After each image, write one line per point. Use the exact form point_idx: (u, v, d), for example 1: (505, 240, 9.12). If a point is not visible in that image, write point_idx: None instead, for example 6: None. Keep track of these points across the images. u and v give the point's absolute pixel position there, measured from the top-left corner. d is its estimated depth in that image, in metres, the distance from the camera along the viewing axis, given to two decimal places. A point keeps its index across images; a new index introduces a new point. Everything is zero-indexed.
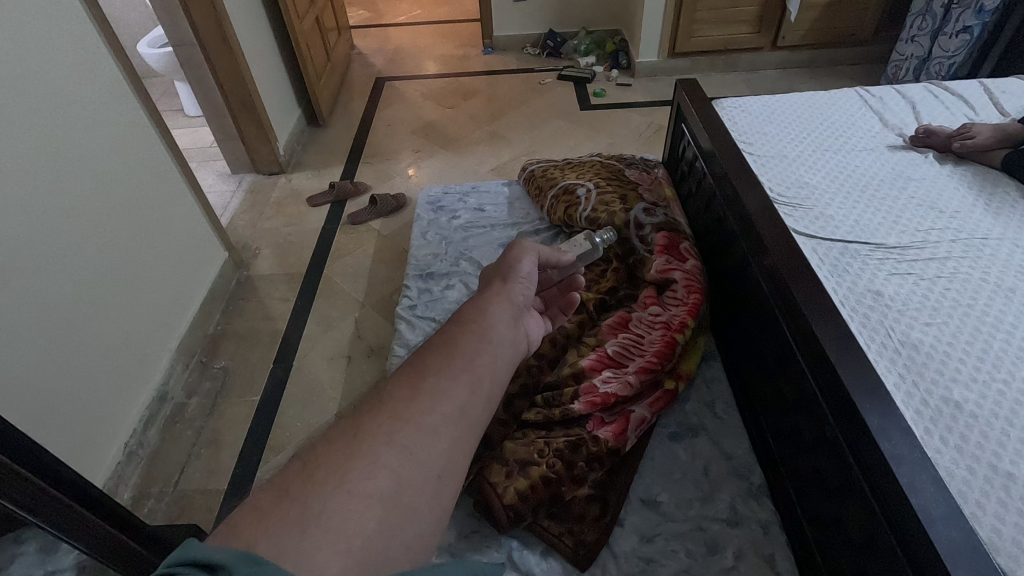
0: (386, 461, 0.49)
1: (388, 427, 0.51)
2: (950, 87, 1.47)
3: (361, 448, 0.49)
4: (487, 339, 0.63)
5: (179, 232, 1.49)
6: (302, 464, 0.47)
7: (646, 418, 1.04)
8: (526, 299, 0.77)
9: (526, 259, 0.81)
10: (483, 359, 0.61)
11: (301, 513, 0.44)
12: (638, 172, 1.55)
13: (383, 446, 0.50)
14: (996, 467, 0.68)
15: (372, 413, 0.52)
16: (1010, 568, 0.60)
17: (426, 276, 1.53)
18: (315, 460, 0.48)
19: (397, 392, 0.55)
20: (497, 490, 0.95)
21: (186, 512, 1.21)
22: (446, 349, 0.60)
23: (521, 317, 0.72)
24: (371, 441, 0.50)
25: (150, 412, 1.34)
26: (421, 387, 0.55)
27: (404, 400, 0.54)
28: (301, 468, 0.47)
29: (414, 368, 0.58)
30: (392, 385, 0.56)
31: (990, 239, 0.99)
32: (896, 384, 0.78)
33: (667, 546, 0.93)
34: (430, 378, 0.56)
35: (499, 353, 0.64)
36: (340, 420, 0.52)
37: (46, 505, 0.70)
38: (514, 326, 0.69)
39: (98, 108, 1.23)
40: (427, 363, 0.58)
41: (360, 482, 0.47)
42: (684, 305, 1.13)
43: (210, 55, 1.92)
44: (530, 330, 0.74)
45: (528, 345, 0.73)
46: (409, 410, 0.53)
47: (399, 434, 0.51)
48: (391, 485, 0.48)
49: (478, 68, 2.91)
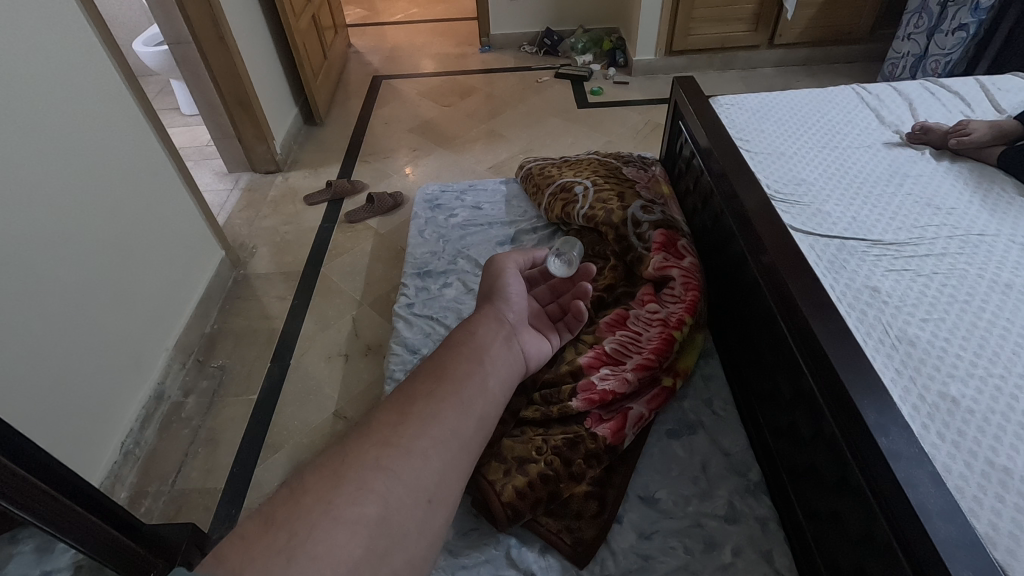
0: (374, 486, 0.50)
1: (377, 453, 0.53)
2: (947, 84, 1.48)
3: (349, 474, 0.50)
4: (480, 363, 0.66)
5: (176, 231, 1.49)
6: (291, 491, 0.49)
7: (645, 414, 1.04)
8: (518, 315, 0.81)
9: (511, 273, 0.86)
10: (476, 382, 0.63)
11: (288, 540, 0.45)
12: (635, 170, 1.54)
13: (372, 472, 0.51)
14: (993, 462, 0.69)
15: (360, 440, 0.54)
16: (1007, 563, 0.60)
17: (424, 274, 1.53)
18: (304, 485, 0.49)
19: (387, 418, 0.57)
20: (495, 488, 0.95)
21: (184, 511, 1.20)
22: (438, 371, 0.63)
23: (513, 337, 0.76)
24: (359, 467, 0.51)
25: (146, 411, 1.33)
26: (411, 412, 0.57)
27: (393, 426, 0.56)
28: (289, 495, 0.48)
29: (406, 391, 0.60)
30: (380, 414, 0.58)
31: (987, 235, 1.00)
32: (893, 379, 0.79)
33: (665, 543, 0.93)
34: (421, 403, 0.58)
35: (491, 375, 0.67)
36: (329, 449, 0.54)
37: (42, 502, 0.69)
38: (508, 346, 0.74)
39: (95, 108, 1.22)
40: (418, 387, 0.61)
41: (346, 508, 0.48)
42: (682, 302, 1.12)
43: (205, 54, 1.91)
44: (525, 346, 0.78)
45: (526, 362, 0.78)
46: (398, 435, 0.55)
47: (387, 459, 0.53)
48: (379, 510, 0.49)
49: (475, 67, 2.91)
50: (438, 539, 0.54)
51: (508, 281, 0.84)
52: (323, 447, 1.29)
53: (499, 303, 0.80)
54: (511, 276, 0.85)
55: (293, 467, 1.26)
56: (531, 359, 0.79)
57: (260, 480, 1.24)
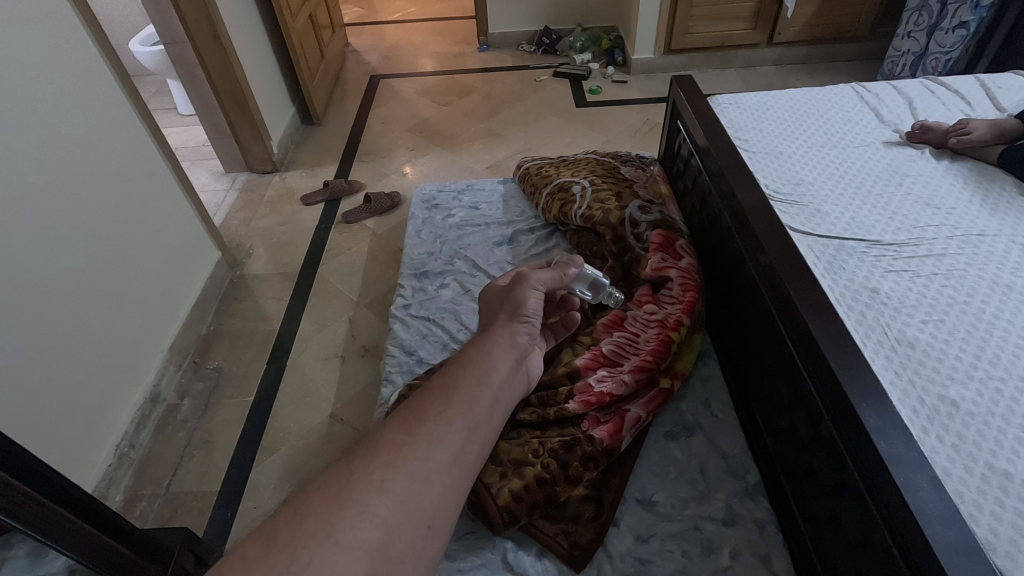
0: (377, 509, 0.50)
1: (381, 473, 0.52)
2: (947, 82, 1.47)
3: (352, 496, 0.50)
4: (484, 383, 0.65)
5: (171, 233, 1.48)
6: (293, 510, 0.48)
7: (643, 417, 1.03)
8: (532, 337, 0.79)
9: (532, 290, 0.81)
10: (480, 406, 0.63)
11: (288, 565, 0.44)
12: (634, 169, 1.53)
13: (375, 494, 0.50)
14: (993, 466, 0.68)
15: (364, 460, 0.53)
16: (1007, 569, 0.59)
17: (420, 275, 1.52)
18: (306, 505, 0.48)
19: (392, 437, 0.56)
20: (491, 491, 0.94)
21: (179, 514, 1.20)
22: (444, 391, 0.62)
23: (523, 362, 0.74)
24: (363, 488, 0.50)
25: (141, 414, 1.33)
26: (416, 434, 0.56)
27: (398, 446, 0.55)
28: (291, 515, 0.47)
29: (412, 409, 0.59)
30: (386, 431, 0.57)
31: (987, 235, 0.99)
32: (892, 382, 0.78)
33: (662, 547, 0.92)
34: (426, 424, 0.57)
35: (496, 398, 0.66)
36: (332, 466, 0.53)
37: (33, 511, 0.68)
38: (515, 367, 0.72)
39: (89, 111, 1.22)
40: (424, 407, 0.59)
41: (349, 532, 0.47)
42: (679, 304, 1.12)
43: (201, 54, 1.90)
44: (529, 369, 0.77)
45: (528, 385, 0.77)
46: (403, 457, 0.54)
47: (391, 483, 0.52)
48: (380, 534, 0.48)
49: (473, 66, 2.90)
50: (433, 565, 0.53)
51: (527, 297, 0.79)
52: (319, 449, 1.29)
53: (514, 319, 0.77)
54: (530, 292, 0.80)
55: (289, 470, 1.25)
56: (532, 380, 0.79)
57: (256, 482, 1.24)
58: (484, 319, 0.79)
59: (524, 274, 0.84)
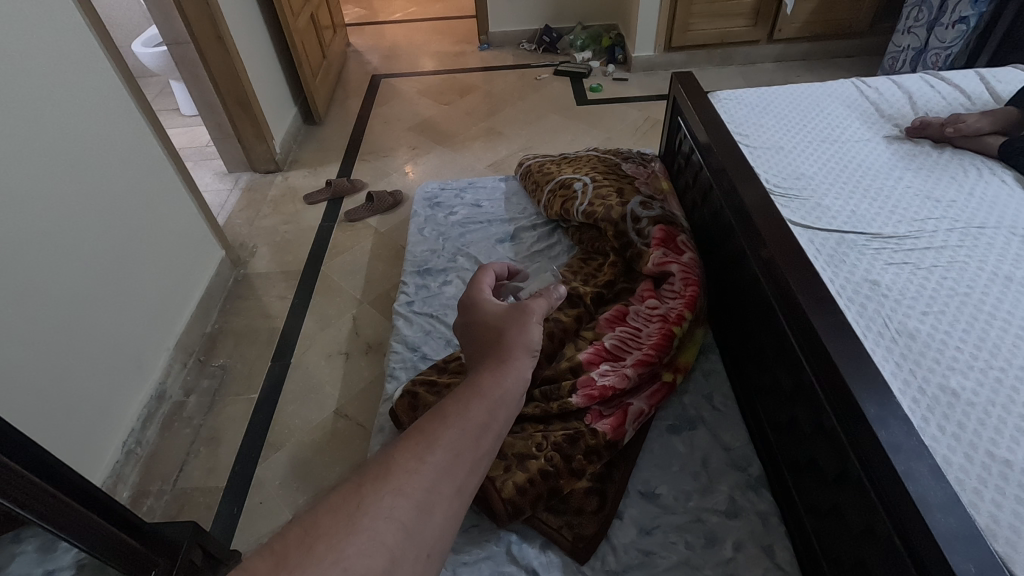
0: (383, 537, 0.44)
1: (390, 499, 0.46)
2: (946, 76, 1.47)
3: (361, 520, 0.44)
4: (497, 412, 0.58)
5: (176, 233, 1.49)
6: (302, 530, 0.42)
7: (645, 410, 1.04)
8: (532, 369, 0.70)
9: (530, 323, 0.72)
10: (491, 435, 0.56)
11: None
12: (634, 166, 1.54)
13: (382, 520, 0.45)
14: (993, 454, 0.68)
15: (374, 481, 0.47)
16: (1008, 555, 0.60)
17: (423, 273, 1.53)
18: (316, 526, 0.43)
19: (403, 459, 0.49)
20: (496, 485, 0.95)
21: (186, 510, 1.21)
22: (455, 416, 0.55)
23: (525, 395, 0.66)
24: (372, 513, 0.45)
25: (148, 411, 1.34)
26: (427, 458, 0.50)
27: (408, 470, 0.48)
28: (301, 535, 0.42)
29: (425, 432, 0.52)
30: (397, 451, 0.50)
31: (987, 227, 0.99)
32: (893, 372, 0.78)
33: (666, 538, 0.93)
34: (440, 452, 0.51)
35: (502, 433, 0.59)
36: (343, 484, 0.47)
37: (47, 504, 0.69)
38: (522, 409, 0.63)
39: (90, 111, 1.22)
40: (437, 432, 0.53)
41: (356, 559, 0.42)
42: (682, 298, 1.12)
43: (204, 54, 1.91)
44: None
45: None
46: (412, 483, 0.48)
47: (398, 510, 0.46)
48: (384, 562, 0.43)
49: (474, 65, 2.90)
50: None
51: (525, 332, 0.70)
52: (324, 445, 1.30)
53: (525, 355, 0.68)
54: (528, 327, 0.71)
55: (293, 466, 1.26)
56: None
57: (261, 479, 1.24)
58: (484, 351, 0.70)
59: (525, 302, 0.75)
